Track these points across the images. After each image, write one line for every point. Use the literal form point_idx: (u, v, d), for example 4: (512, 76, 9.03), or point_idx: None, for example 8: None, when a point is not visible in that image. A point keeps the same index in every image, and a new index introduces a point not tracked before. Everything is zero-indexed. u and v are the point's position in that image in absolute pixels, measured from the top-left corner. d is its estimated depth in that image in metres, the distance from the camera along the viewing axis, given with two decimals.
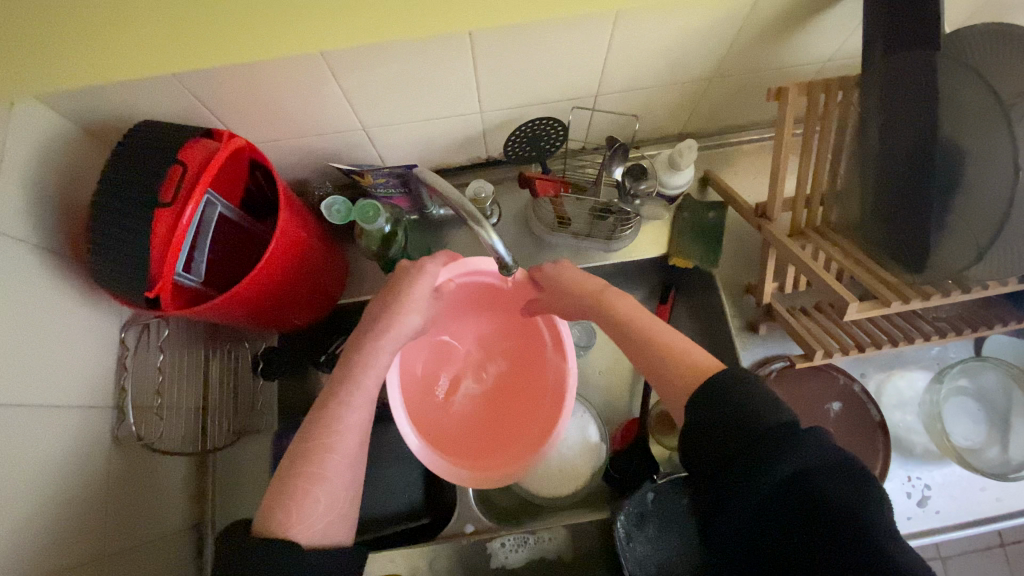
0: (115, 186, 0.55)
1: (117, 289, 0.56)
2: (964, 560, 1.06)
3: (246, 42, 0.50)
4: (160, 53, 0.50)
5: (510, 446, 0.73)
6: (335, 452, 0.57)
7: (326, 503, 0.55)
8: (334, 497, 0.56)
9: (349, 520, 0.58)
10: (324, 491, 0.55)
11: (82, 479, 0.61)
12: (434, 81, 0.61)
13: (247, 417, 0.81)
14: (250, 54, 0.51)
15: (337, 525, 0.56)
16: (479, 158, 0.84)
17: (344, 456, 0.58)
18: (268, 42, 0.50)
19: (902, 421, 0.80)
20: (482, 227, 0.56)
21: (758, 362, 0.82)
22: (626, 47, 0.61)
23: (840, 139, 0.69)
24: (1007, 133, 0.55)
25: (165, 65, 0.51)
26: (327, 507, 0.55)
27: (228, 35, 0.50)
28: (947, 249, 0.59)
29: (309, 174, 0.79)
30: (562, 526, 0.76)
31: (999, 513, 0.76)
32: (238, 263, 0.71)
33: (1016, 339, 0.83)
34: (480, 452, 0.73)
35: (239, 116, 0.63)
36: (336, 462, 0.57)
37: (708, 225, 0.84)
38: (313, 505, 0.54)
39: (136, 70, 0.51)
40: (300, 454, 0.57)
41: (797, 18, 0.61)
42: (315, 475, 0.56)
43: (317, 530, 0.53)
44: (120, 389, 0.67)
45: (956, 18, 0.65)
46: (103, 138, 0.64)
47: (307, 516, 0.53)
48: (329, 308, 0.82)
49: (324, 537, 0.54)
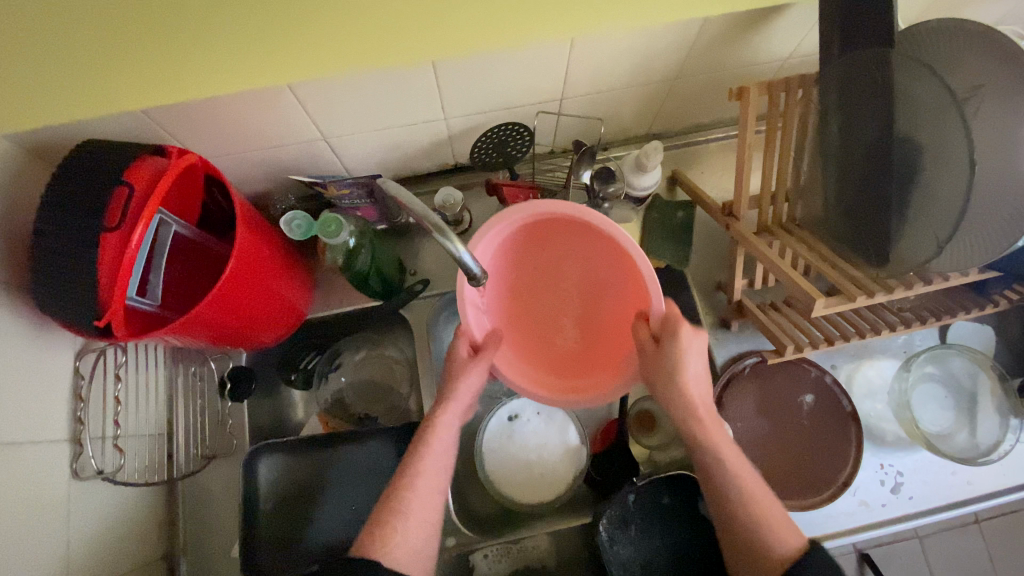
0: (55, 211, 0.52)
1: (63, 318, 0.53)
2: (940, 537, 1.09)
3: (208, 63, 0.51)
4: (127, 81, 0.51)
5: (599, 369, 0.68)
6: (416, 485, 0.58)
7: (417, 540, 0.56)
8: (425, 531, 0.57)
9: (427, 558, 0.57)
10: (410, 517, 0.56)
11: (43, 519, 0.58)
12: (395, 91, 0.60)
13: (219, 441, 0.79)
14: (213, 76, 0.51)
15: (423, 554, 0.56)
16: (447, 165, 0.83)
17: (425, 491, 0.58)
18: (228, 64, 0.51)
19: (872, 410, 0.82)
20: (449, 238, 0.54)
21: (732, 358, 0.83)
22: (588, 51, 0.60)
23: (803, 136, 0.70)
24: (960, 125, 0.54)
25: (130, 94, 0.51)
26: (414, 538, 0.56)
27: (192, 59, 0.51)
28: (908, 242, 0.60)
29: (271, 188, 0.77)
30: (545, 534, 0.79)
31: (970, 496, 0.77)
32: (198, 283, 0.69)
33: (977, 324, 0.85)
34: (576, 373, 0.69)
35: (190, 131, 0.60)
36: (413, 499, 0.58)
37: (679, 225, 0.85)
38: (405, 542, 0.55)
39: (102, 98, 0.51)
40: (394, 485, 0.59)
41: (754, 19, 0.61)
42: (404, 501, 0.57)
43: (403, 555, 0.54)
44: (76, 420, 0.64)
45: (908, 15, 0.66)
46: (48, 159, 0.60)
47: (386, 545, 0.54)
48: (298, 322, 0.80)
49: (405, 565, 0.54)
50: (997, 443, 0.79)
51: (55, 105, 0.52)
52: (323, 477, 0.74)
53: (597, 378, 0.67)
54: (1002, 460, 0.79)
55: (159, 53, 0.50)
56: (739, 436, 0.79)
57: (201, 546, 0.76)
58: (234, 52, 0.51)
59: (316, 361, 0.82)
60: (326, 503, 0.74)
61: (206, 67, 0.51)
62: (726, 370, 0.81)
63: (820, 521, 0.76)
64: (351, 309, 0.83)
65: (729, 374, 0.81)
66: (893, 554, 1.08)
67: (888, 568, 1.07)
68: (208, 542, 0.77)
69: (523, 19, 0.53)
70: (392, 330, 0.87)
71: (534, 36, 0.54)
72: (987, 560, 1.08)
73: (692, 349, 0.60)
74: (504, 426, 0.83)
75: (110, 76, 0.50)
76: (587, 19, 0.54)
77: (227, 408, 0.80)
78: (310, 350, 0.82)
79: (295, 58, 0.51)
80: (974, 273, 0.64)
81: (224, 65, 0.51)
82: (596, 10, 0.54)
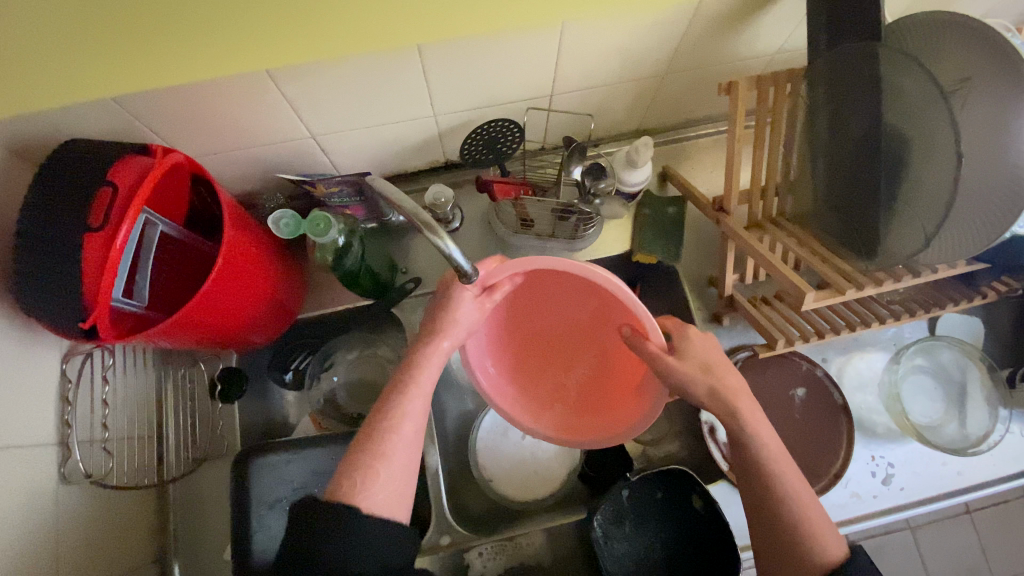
0: (37, 212, 0.51)
1: (46, 319, 0.52)
2: (931, 528, 1.10)
3: (190, 58, 0.49)
4: (105, 77, 0.49)
5: (590, 417, 0.68)
6: (401, 426, 0.56)
7: (397, 484, 0.53)
8: (404, 477, 0.54)
9: (406, 503, 0.54)
10: (393, 454, 0.54)
11: (30, 522, 0.57)
12: (385, 87, 0.60)
13: (208, 443, 0.78)
14: (197, 72, 0.50)
15: (403, 500, 0.54)
16: (437, 162, 0.82)
17: (406, 434, 0.56)
18: (213, 60, 0.50)
19: (863, 403, 0.82)
20: (438, 235, 0.53)
21: (724, 353, 0.84)
22: (578, 45, 0.60)
23: (792, 130, 0.70)
24: (946, 117, 0.53)
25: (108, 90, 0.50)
26: (394, 480, 0.53)
27: (175, 54, 0.49)
28: (897, 234, 0.60)
29: (259, 187, 0.76)
30: (540, 530, 0.77)
31: (961, 487, 0.78)
32: (186, 284, 0.68)
33: (966, 316, 0.86)
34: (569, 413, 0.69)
35: (175, 129, 0.59)
36: (397, 442, 0.55)
37: (670, 220, 0.85)
38: (384, 488, 0.52)
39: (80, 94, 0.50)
40: (372, 423, 0.56)
41: (743, 13, 0.61)
42: (386, 438, 0.55)
43: (383, 496, 0.52)
44: (64, 423, 0.63)
45: (896, 7, 0.66)
46: (31, 159, 0.59)
47: (366, 486, 0.52)
48: (289, 321, 0.80)
49: (384, 506, 0.52)
50: (987, 433, 0.80)
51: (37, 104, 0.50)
52: (299, 475, 0.74)
53: (583, 422, 0.67)
54: (992, 450, 0.80)
55: (137, 47, 0.48)
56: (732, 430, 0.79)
57: (192, 548, 0.76)
58: (216, 45, 0.49)
59: (309, 362, 0.82)
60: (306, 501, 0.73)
61: (188, 61, 0.49)
62: None
63: None
64: (342, 309, 0.84)
65: None
66: (886, 546, 1.08)
67: (881, 560, 1.08)
68: (199, 544, 0.76)
69: (512, 13, 0.52)
70: (383, 328, 0.85)
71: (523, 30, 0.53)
72: (978, 550, 1.10)
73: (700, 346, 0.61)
74: (499, 424, 0.83)
75: (88, 71, 0.49)
76: (578, 11, 0.53)
77: (217, 410, 0.79)
78: (303, 351, 0.82)
79: (280, 53, 0.50)
80: (963, 265, 0.65)
81: (207, 60, 0.50)
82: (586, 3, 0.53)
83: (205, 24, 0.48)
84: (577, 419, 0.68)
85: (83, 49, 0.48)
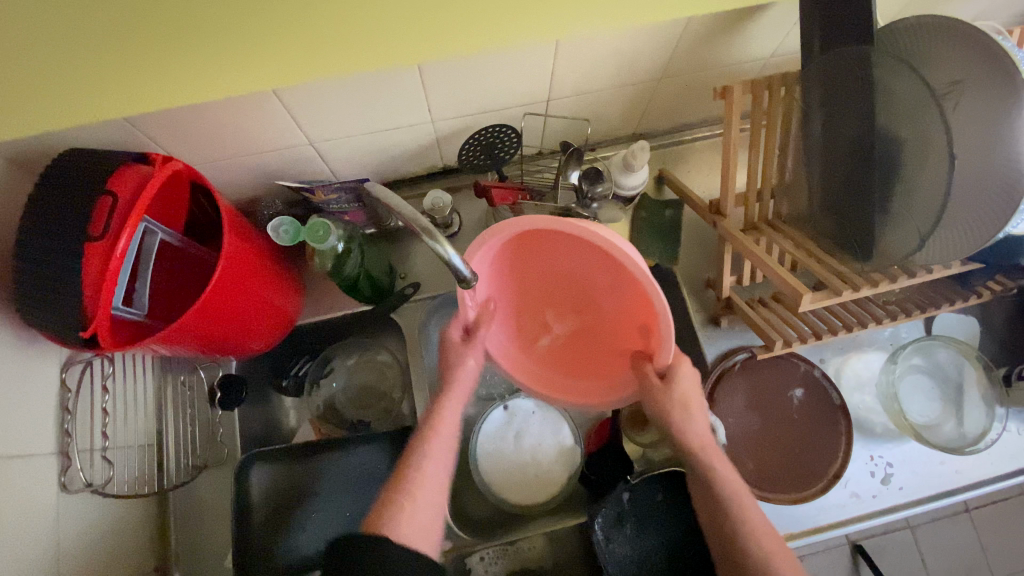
0: (40, 222, 0.51)
1: (47, 328, 0.52)
2: (931, 527, 1.11)
3: (193, 69, 0.50)
4: (110, 89, 0.50)
5: (581, 377, 0.68)
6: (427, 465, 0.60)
7: (424, 520, 0.57)
8: (432, 513, 0.58)
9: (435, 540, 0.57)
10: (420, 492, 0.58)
11: (31, 533, 0.56)
12: (384, 93, 0.60)
13: (209, 450, 0.78)
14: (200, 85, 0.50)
15: (430, 537, 0.56)
16: (436, 167, 0.82)
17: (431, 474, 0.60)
18: (216, 71, 0.50)
19: (861, 402, 0.83)
20: (437, 240, 0.54)
21: (722, 355, 0.84)
22: (574, 51, 0.61)
23: (787, 133, 0.71)
24: (934, 118, 0.55)
25: (115, 103, 0.50)
26: (421, 515, 0.57)
27: (174, 63, 0.50)
28: (892, 237, 0.61)
29: (258, 194, 0.77)
30: (540, 534, 0.79)
31: (958, 485, 0.79)
32: (185, 291, 0.68)
33: (961, 316, 0.87)
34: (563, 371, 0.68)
35: (176, 138, 0.60)
36: (424, 481, 0.59)
37: (666, 223, 0.88)
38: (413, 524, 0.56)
39: (86, 106, 0.50)
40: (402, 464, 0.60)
41: (736, 18, 0.62)
42: (411, 478, 0.59)
43: (411, 529, 0.55)
44: (64, 433, 0.62)
45: (888, 10, 0.67)
46: (30, 169, 0.60)
47: (394, 522, 0.55)
48: (288, 328, 0.79)
49: (412, 539, 0.55)
50: (984, 431, 0.80)
51: (33, 114, 0.50)
52: (302, 481, 0.74)
53: (573, 383, 0.67)
54: (988, 449, 0.80)
55: (141, 59, 0.49)
56: (730, 433, 0.79)
57: (193, 556, 0.76)
58: (218, 55, 0.50)
59: (307, 368, 0.82)
60: (312, 508, 0.73)
61: (192, 74, 0.50)
62: (718, 367, 0.82)
63: (813, 514, 0.77)
64: (342, 314, 0.83)
65: (720, 371, 0.82)
66: (886, 545, 1.09)
67: (882, 559, 1.08)
68: (200, 552, 0.76)
69: (510, 21, 0.53)
70: (382, 333, 0.86)
71: (520, 37, 0.54)
72: (978, 548, 1.10)
73: (687, 382, 0.60)
74: (500, 428, 0.83)
75: (92, 83, 0.49)
76: (575, 19, 0.54)
77: (217, 417, 0.79)
78: (302, 357, 0.82)
79: (282, 64, 0.51)
80: (957, 265, 0.65)
81: (212, 72, 0.50)
82: (582, 11, 0.54)
83: (208, 35, 0.49)
84: (567, 378, 0.68)
85: (82, 59, 0.48)
